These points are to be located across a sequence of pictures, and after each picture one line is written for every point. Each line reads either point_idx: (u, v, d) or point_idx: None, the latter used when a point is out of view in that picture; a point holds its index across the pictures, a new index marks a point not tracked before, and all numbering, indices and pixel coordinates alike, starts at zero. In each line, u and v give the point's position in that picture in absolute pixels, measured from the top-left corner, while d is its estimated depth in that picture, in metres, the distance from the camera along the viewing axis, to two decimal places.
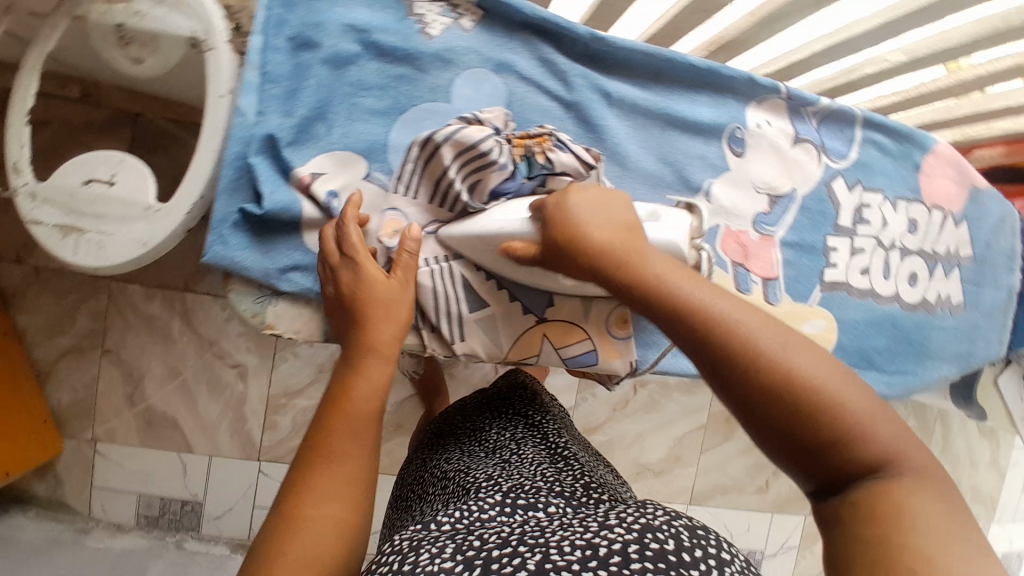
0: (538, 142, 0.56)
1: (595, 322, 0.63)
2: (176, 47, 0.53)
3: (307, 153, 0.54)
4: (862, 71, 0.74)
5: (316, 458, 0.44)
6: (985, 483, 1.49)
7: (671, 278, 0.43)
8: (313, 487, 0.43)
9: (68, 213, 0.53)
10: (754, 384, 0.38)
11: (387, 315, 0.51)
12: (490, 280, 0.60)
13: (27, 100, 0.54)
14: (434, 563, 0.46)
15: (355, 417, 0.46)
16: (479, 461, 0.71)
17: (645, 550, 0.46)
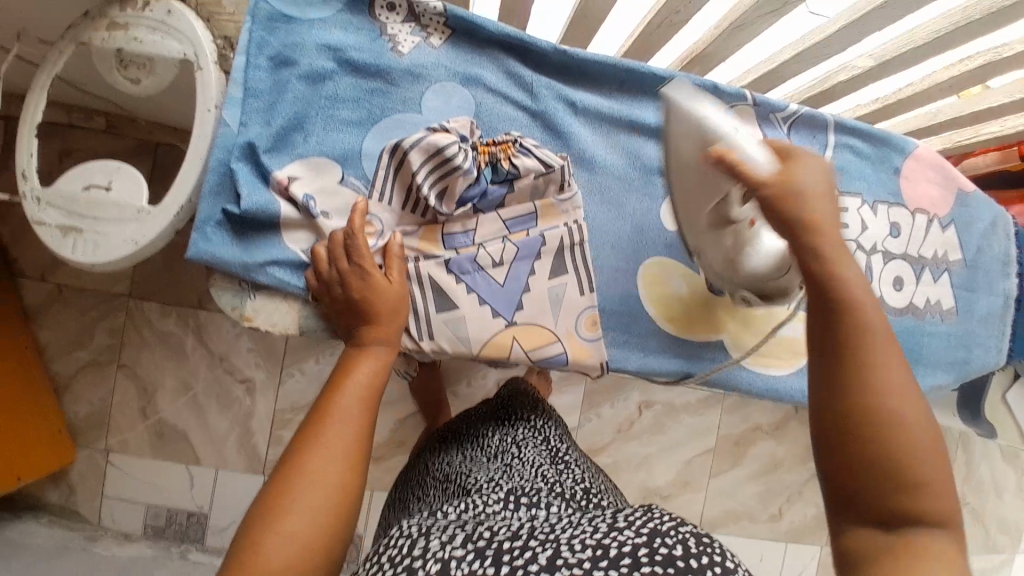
0: (502, 149, 0.61)
1: (564, 328, 0.64)
2: (168, 69, 0.59)
3: (285, 159, 0.59)
4: (834, 79, 0.77)
5: (321, 420, 0.50)
6: (1010, 511, 1.45)
7: (856, 300, 0.45)
8: (318, 446, 0.49)
9: (69, 216, 0.58)
10: (869, 407, 0.42)
11: (397, 313, 0.57)
12: (460, 284, 0.61)
13: (37, 115, 0.60)
14: (445, 551, 0.47)
15: (358, 388, 0.53)
16: (481, 465, 0.71)
17: (655, 554, 0.45)
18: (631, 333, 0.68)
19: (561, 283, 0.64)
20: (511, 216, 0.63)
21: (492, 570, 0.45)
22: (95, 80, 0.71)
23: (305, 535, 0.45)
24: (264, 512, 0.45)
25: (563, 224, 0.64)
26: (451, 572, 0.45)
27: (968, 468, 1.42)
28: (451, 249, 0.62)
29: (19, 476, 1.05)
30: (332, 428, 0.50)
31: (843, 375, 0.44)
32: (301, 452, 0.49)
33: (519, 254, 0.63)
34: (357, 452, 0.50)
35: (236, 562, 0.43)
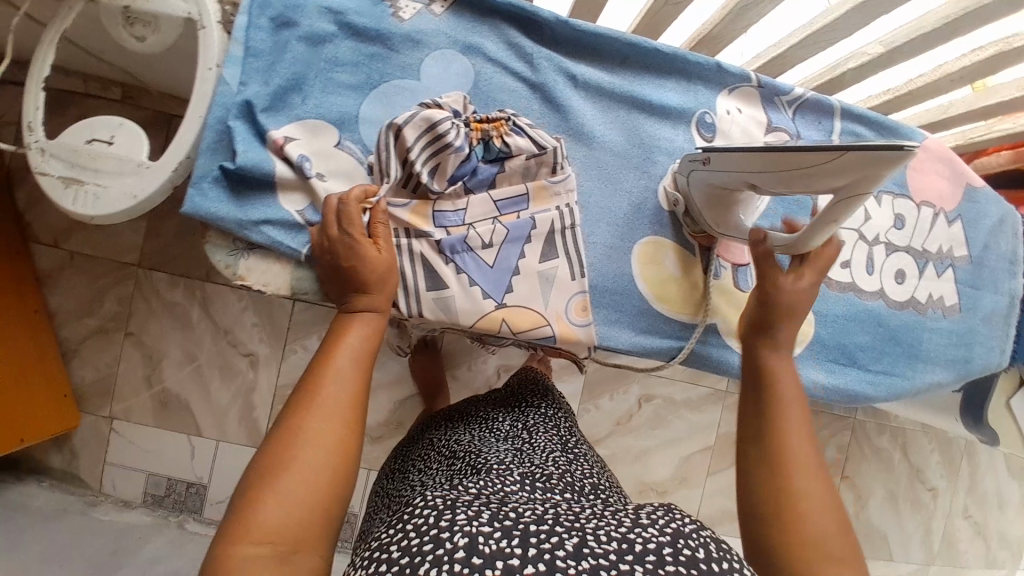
0: (495, 127, 0.60)
1: (555, 311, 0.62)
2: (174, 27, 0.60)
3: (282, 120, 0.59)
4: (845, 67, 0.74)
5: (316, 384, 0.50)
6: (1011, 526, 1.43)
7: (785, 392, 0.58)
8: (314, 412, 0.49)
9: (72, 168, 0.59)
10: (776, 479, 0.53)
11: (385, 287, 0.56)
12: (449, 264, 0.60)
13: (44, 69, 0.61)
14: (472, 525, 0.45)
15: (352, 355, 0.53)
16: (490, 445, 0.69)
17: (680, 555, 0.45)
18: (624, 313, 0.67)
19: (552, 267, 0.63)
20: (502, 199, 0.61)
21: (520, 550, 0.43)
22: (105, 42, 0.72)
23: (303, 498, 0.45)
24: (264, 473, 0.46)
25: (556, 207, 0.63)
26: (479, 549, 0.43)
27: (972, 482, 1.39)
28: (441, 228, 0.60)
29: (22, 437, 1.06)
30: (328, 392, 0.50)
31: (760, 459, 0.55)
32: (300, 414, 0.49)
33: (509, 237, 0.61)
34: (353, 417, 0.50)
35: (235, 520, 0.44)
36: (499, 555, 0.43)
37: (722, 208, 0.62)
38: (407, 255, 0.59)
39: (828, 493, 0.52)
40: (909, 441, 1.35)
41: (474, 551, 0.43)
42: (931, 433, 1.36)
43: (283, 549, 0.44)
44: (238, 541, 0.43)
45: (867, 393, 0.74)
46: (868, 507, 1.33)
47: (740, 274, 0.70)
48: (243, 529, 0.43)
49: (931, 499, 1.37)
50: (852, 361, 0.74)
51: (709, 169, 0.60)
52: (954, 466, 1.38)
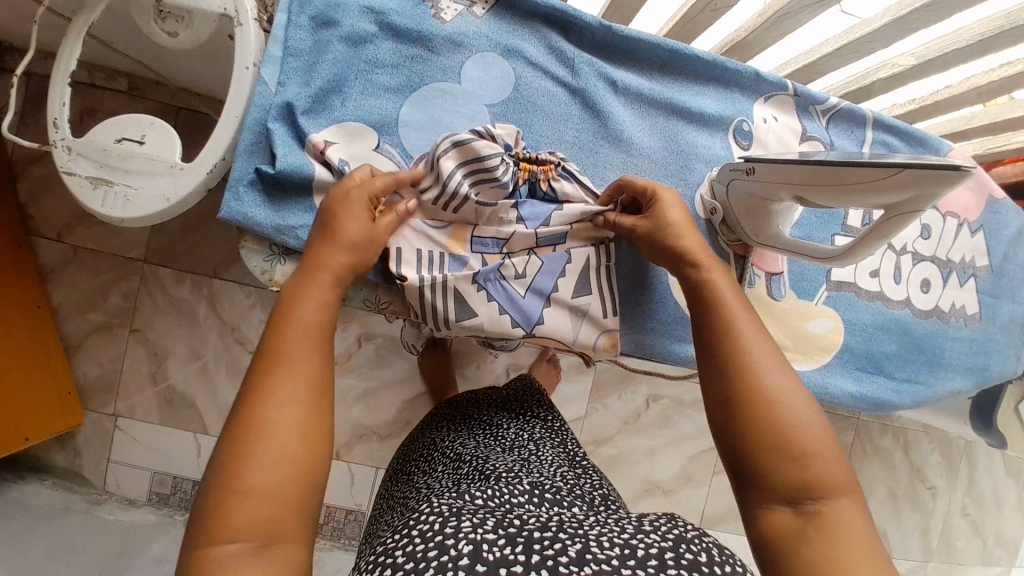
0: (543, 170, 0.61)
1: (583, 344, 0.63)
2: (207, 23, 0.57)
3: (320, 123, 0.58)
4: (873, 77, 0.74)
5: (269, 372, 0.44)
6: (1006, 525, 1.46)
7: (734, 310, 0.51)
8: (271, 394, 0.43)
9: (100, 167, 0.57)
10: (763, 417, 0.46)
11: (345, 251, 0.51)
12: (480, 291, 0.59)
13: (70, 64, 0.59)
14: (476, 532, 0.45)
15: (305, 329, 0.46)
16: (496, 454, 0.64)
17: (681, 559, 0.45)
18: (658, 322, 0.67)
19: (584, 303, 0.62)
20: (543, 233, 0.60)
21: (524, 557, 0.43)
22: (127, 34, 0.70)
23: (267, 492, 0.40)
24: (221, 469, 0.40)
25: (593, 244, 0.63)
26: (483, 556, 0.43)
27: (970, 482, 1.42)
28: (476, 254, 0.60)
29: (26, 436, 1.03)
30: (284, 373, 0.44)
31: (717, 367, 0.49)
32: (257, 402, 0.43)
33: (543, 269, 0.61)
34: (315, 397, 0.44)
35: (202, 522, 0.39)
36: (503, 563, 0.43)
37: (764, 216, 0.61)
38: (438, 286, 0.58)
39: (819, 422, 0.47)
40: (910, 440, 1.37)
41: (478, 558, 0.43)
42: (933, 434, 1.38)
43: (258, 548, 0.39)
44: (206, 547, 0.39)
45: (891, 400, 0.75)
46: (869, 505, 1.35)
47: (774, 282, 0.70)
48: (211, 534, 0.39)
49: (929, 497, 1.39)
50: (879, 369, 0.74)
51: (750, 179, 0.59)
52: (953, 466, 1.40)
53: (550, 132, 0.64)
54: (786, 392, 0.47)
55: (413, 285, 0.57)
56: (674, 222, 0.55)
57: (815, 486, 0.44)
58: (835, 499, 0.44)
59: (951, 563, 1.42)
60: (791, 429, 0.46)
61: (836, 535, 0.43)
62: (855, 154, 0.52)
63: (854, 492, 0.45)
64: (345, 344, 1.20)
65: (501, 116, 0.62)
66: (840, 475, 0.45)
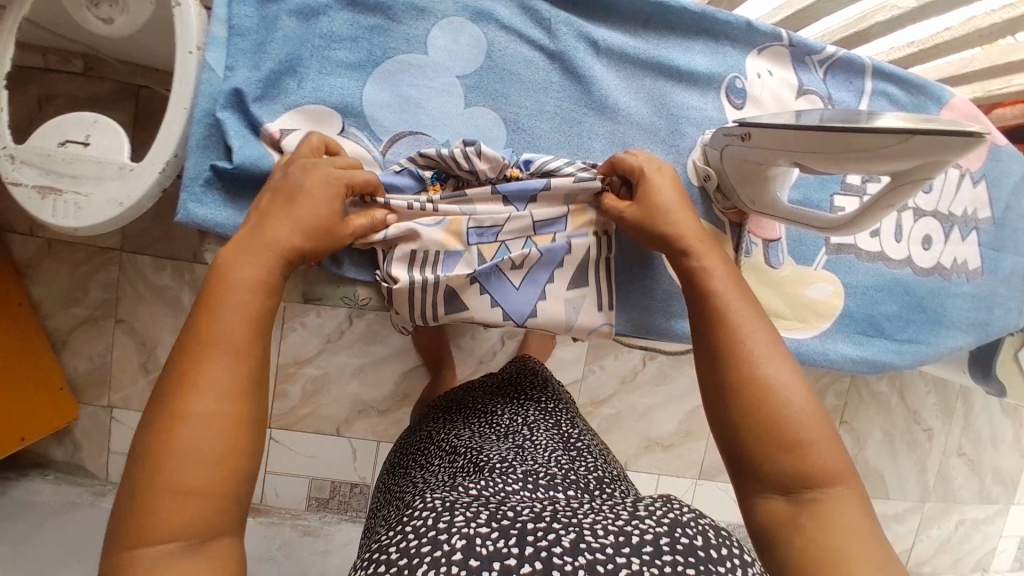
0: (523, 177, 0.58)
1: (578, 331, 0.60)
2: (140, 8, 0.54)
3: (276, 109, 0.53)
4: (873, 20, 0.68)
5: (200, 357, 0.40)
6: (1002, 460, 1.48)
7: (725, 295, 0.49)
8: (204, 382, 0.39)
9: (46, 174, 0.53)
10: (760, 404, 0.44)
11: (271, 241, 0.44)
12: (475, 286, 0.56)
13: (4, 63, 0.55)
14: (470, 526, 0.43)
15: (241, 314, 0.41)
16: (491, 443, 0.62)
17: (676, 543, 0.42)
18: (653, 301, 0.64)
19: (579, 294, 0.59)
20: (540, 214, 0.57)
21: (517, 550, 0.41)
22: (64, 16, 0.63)
23: (198, 490, 0.38)
24: (147, 460, 0.38)
25: (596, 231, 0.59)
26: (476, 551, 0.41)
27: (966, 421, 1.43)
28: (474, 244, 0.56)
29: (22, 436, 1.02)
30: (213, 360, 0.40)
31: (711, 356, 0.47)
32: (181, 390, 0.39)
33: (542, 260, 0.57)
34: (254, 386, 0.41)
35: (131, 517, 0.37)
36: (496, 556, 0.41)
37: (760, 179, 0.56)
38: (433, 287, 0.55)
39: (817, 409, 0.45)
40: (907, 385, 1.37)
41: (470, 553, 0.41)
42: (930, 378, 1.38)
43: (190, 542, 0.37)
44: (137, 543, 0.36)
45: (892, 361, 0.73)
46: (867, 449, 1.37)
47: (771, 250, 0.67)
48: (139, 530, 0.36)
49: (926, 439, 1.41)
50: (881, 332, 0.72)
51: (746, 145, 0.55)
52: (949, 407, 1.41)
53: (528, 102, 0.59)
54: (784, 383, 0.45)
55: (403, 286, 0.55)
56: (665, 201, 0.53)
57: (813, 476, 0.43)
58: (833, 486, 0.43)
59: (947, 499, 1.45)
60: (787, 422, 0.44)
61: (833, 526, 0.41)
62: (851, 113, 0.48)
63: (852, 479, 0.44)
64: (335, 323, 1.15)
65: (474, 88, 0.58)
66: (837, 463, 0.43)
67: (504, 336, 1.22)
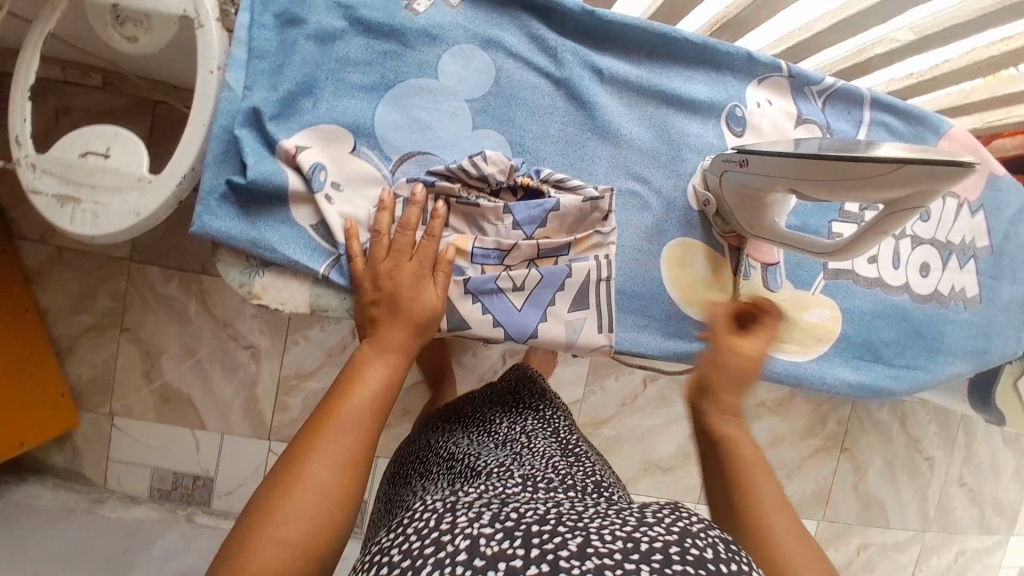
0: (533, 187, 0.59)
1: (578, 350, 0.62)
2: (164, 27, 0.56)
3: (290, 128, 0.55)
4: (871, 53, 0.70)
5: (312, 434, 0.46)
6: (1003, 492, 1.47)
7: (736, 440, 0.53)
8: (311, 451, 0.45)
9: (66, 184, 0.55)
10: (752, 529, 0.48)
11: (381, 343, 0.51)
12: (475, 303, 0.58)
13: (30, 74, 0.57)
14: (473, 527, 0.44)
15: (353, 412, 0.47)
16: (489, 450, 0.63)
17: (686, 554, 0.42)
18: (653, 319, 0.64)
19: (580, 317, 0.61)
20: (544, 243, 0.58)
21: (523, 551, 0.41)
22: (88, 32, 0.65)
23: (296, 548, 0.41)
24: (253, 520, 0.42)
25: (596, 255, 0.60)
26: (480, 550, 0.42)
27: (967, 451, 1.42)
28: (477, 264, 0.58)
29: (22, 441, 1.02)
30: (326, 438, 0.45)
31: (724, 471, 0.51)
32: (297, 459, 0.44)
33: (543, 282, 0.59)
34: (356, 472, 0.45)
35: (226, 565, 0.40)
36: (500, 556, 0.41)
37: (755, 208, 0.58)
38: None
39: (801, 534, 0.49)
40: (909, 413, 1.36)
41: (475, 553, 0.41)
42: (931, 406, 1.38)
43: None
44: None
45: (889, 386, 0.73)
46: (867, 477, 1.36)
47: (770, 274, 0.69)
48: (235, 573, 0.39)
49: (927, 468, 1.40)
50: (878, 357, 0.73)
51: (744, 172, 0.56)
52: (951, 436, 1.40)
53: (534, 126, 0.61)
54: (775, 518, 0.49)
55: None
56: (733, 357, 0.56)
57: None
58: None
59: (948, 530, 1.43)
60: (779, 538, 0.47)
61: None
62: (849, 143, 0.50)
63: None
64: (338, 337, 1.17)
65: (482, 112, 0.60)
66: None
67: (505, 354, 1.22)
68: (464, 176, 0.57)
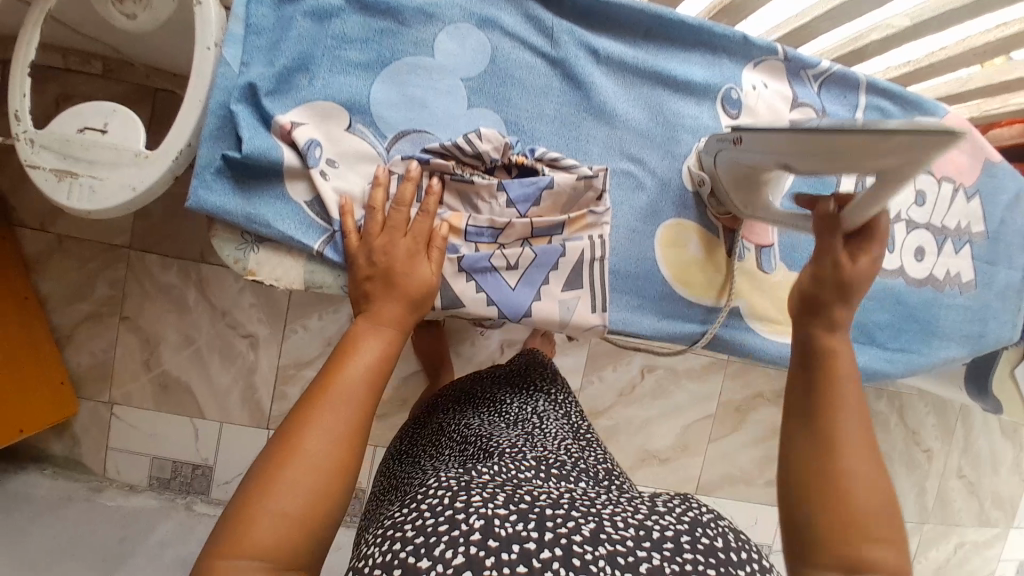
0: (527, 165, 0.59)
1: (572, 330, 0.62)
2: (164, 5, 0.57)
3: (286, 104, 0.55)
4: (867, 38, 0.70)
5: (316, 406, 0.45)
6: (1002, 486, 1.47)
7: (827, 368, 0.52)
8: (315, 423, 0.45)
9: (63, 159, 0.55)
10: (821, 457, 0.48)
11: (378, 317, 0.51)
12: (469, 281, 0.59)
13: (30, 51, 0.58)
14: (488, 507, 0.43)
15: (357, 388, 0.47)
16: (500, 430, 0.63)
17: (697, 543, 0.43)
18: (646, 299, 0.65)
19: (574, 296, 0.61)
20: (538, 221, 0.59)
21: (536, 535, 0.41)
22: (85, 12, 0.66)
23: (297, 518, 0.41)
24: (255, 488, 0.42)
25: (589, 235, 0.60)
26: (495, 531, 0.41)
27: (965, 444, 1.42)
28: (471, 243, 0.59)
29: (21, 428, 1.02)
30: (330, 411, 0.45)
31: (809, 425, 0.50)
32: (299, 430, 0.44)
33: (537, 261, 0.59)
34: (355, 447, 0.45)
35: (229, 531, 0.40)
36: (515, 539, 0.41)
37: (752, 186, 0.60)
38: None
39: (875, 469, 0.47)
40: (907, 406, 1.37)
41: (489, 534, 0.41)
42: (929, 399, 1.38)
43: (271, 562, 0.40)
44: (227, 556, 0.39)
45: (884, 369, 0.73)
46: None
47: (764, 255, 0.69)
48: (238, 541, 0.39)
49: (925, 461, 1.40)
50: (873, 340, 0.73)
51: (743, 150, 0.56)
52: (949, 429, 1.41)
53: (530, 105, 0.61)
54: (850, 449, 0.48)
55: None
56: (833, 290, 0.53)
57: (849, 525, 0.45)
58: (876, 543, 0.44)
59: (946, 523, 1.44)
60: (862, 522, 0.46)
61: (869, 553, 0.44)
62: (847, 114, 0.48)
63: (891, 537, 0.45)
64: (336, 327, 1.17)
65: (478, 91, 0.60)
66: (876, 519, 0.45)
67: (503, 343, 1.22)
68: (459, 154, 0.57)
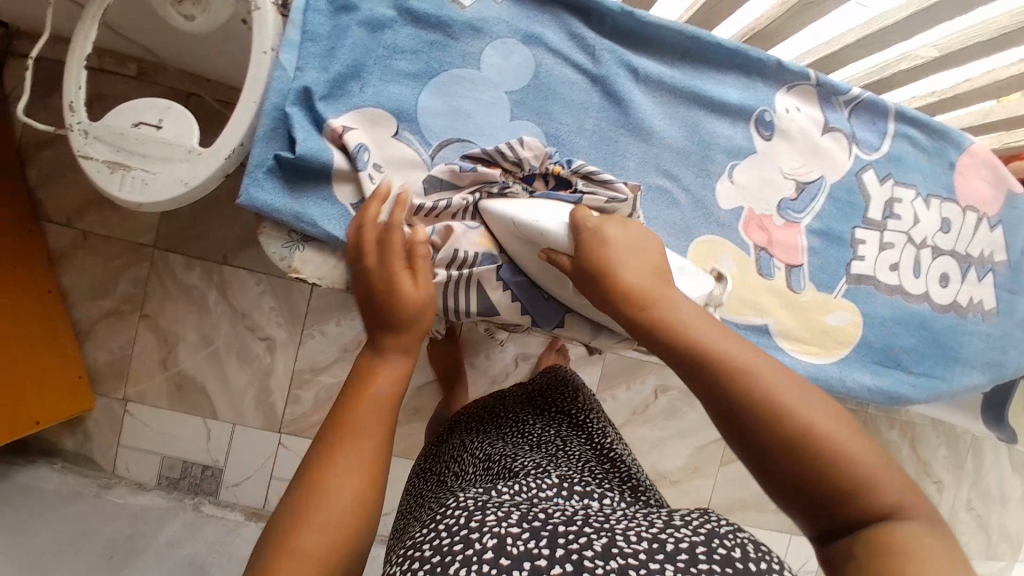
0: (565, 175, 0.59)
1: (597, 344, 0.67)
2: (219, 10, 0.59)
3: (338, 108, 0.57)
4: (896, 67, 0.72)
5: (345, 423, 0.47)
6: (1011, 520, 1.46)
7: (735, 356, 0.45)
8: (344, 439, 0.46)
9: (117, 152, 0.57)
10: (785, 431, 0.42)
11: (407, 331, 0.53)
12: (506, 291, 0.60)
13: (86, 47, 0.59)
14: (502, 526, 0.44)
15: (381, 402, 0.48)
16: (525, 451, 0.63)
17: (713, 554, 0.43)
18: None
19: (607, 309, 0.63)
20: None
21: (548, 551, 0.42)
22: (138, 16, 0.68)
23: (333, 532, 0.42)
24: (293, 505, 0.43)
25: None
26: (508, 550, 0.42)
27: (976, 477, 1.42)
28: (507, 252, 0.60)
29: (37, 419, 1.02)
30: (357, 426, 0.47)
31: (753, 439, 0.43)
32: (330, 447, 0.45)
33: None
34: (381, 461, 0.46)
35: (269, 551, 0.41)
36: (526, 556, 0.41)
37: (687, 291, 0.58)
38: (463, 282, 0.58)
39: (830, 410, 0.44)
40: (918, 435, 1.36)
41: (502, 552, 0.42)
42: (940, 429, 1.37)
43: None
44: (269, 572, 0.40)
45: (908, 394, 0.74)
46: None
47: (793, 275, 0.70)
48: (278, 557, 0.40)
49: (935, 492, 1.39)
50: (898, 364, 0.74)
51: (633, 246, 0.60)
52: (960, 460, 1.40)
53: (570, 120, 0.63)
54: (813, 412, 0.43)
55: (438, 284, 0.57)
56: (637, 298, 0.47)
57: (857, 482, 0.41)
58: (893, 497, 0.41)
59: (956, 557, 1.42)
60: (833, 434, 0.42)
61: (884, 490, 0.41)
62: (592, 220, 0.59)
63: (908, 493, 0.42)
64: (353, 334, 1.18)
65: (520, 104, 0.62)
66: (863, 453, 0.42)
67: (518, 356, 1.23)
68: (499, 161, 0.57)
